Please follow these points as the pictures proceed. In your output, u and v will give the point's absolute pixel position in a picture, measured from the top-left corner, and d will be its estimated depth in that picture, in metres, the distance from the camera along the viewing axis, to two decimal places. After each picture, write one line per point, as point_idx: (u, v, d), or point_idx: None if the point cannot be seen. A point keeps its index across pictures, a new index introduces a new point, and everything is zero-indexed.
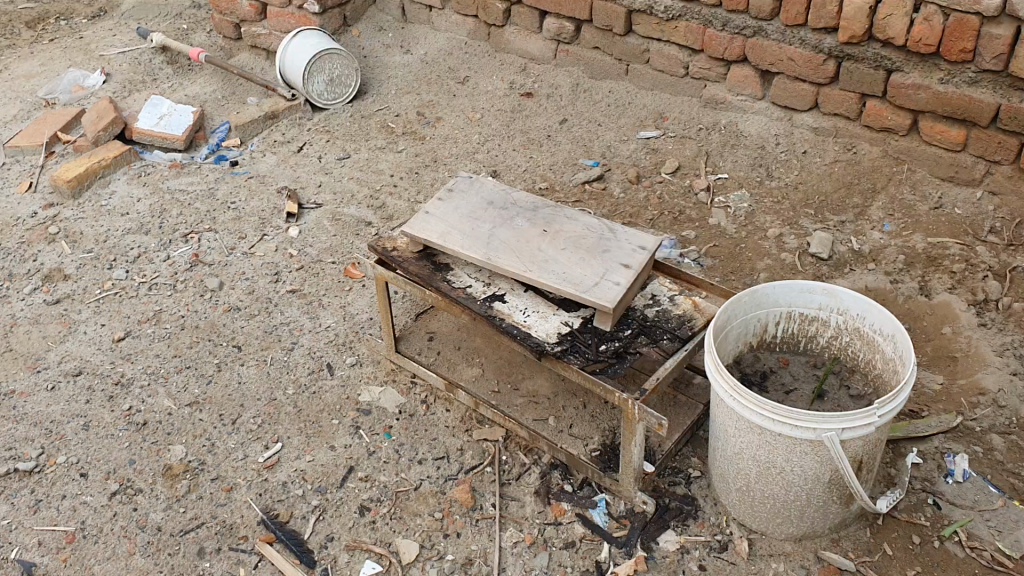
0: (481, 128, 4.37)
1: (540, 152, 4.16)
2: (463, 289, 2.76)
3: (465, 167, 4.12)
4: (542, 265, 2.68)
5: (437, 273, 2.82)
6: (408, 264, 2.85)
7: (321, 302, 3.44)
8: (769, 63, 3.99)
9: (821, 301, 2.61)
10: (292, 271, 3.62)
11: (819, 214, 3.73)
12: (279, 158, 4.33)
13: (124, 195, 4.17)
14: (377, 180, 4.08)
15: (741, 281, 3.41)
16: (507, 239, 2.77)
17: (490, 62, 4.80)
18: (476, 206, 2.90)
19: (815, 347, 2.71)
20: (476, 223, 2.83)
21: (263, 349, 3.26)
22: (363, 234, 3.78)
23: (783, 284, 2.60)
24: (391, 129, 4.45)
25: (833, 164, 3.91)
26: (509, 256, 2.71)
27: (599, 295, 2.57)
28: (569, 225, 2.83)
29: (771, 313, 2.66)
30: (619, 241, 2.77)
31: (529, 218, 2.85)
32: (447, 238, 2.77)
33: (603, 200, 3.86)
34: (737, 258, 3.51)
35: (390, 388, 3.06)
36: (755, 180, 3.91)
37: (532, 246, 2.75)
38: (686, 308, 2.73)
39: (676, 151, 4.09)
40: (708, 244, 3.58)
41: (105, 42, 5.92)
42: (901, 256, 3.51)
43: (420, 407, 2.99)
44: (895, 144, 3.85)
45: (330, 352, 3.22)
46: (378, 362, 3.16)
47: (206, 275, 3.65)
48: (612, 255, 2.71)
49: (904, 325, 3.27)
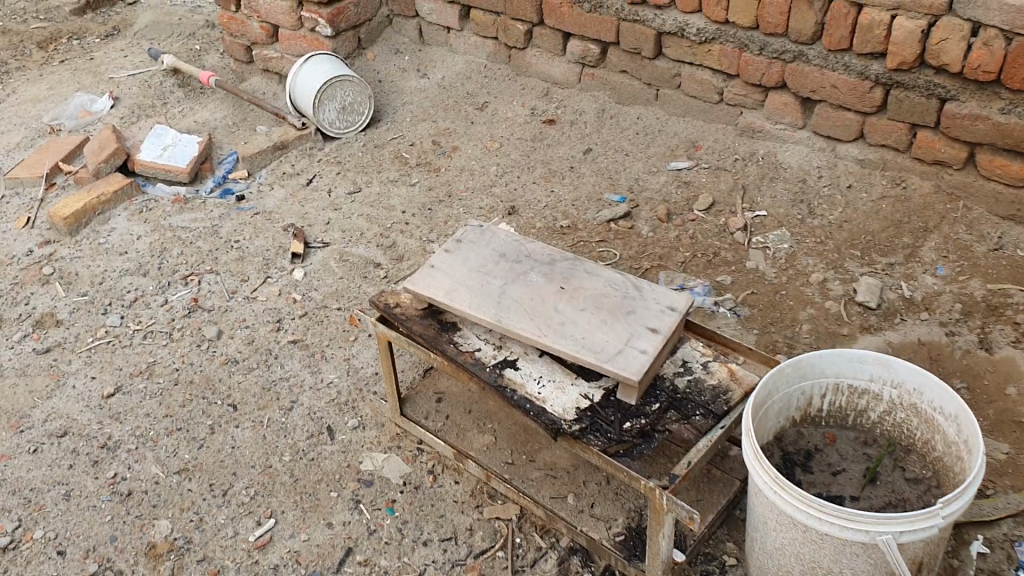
0: (500, 158, 4.11)
1: (563, 185, 3.88)
2: (472, 353, 2.49)
3: (482, 202, 3.85)
4: (559, 329, 2.40)
5: (443, 333, 2.56)
6: (412, 323, 2.59)
7: (324, 354, 3.18)
8: (810, 90, 3.70)
9: (873, 372, 2.31)
10: (294, 317, 3.36)
11: (866, 256, 3.42)
12: (287, 191, 4.10)
13: (123, 232, 3.95)
14: (389, 216, 3.83)
15: (782, 334, 3.12)
16: (521, 297, 2.50)
17: (511, 86, 4.55)
18: (487, 258, 2.63)
19: (865, 422, 2.41)
20: (486, 278, 2.56)
21: (260, 408, 3.01)
22: (372, 276, 3.51)
23: (830, 353, 2.31)
24: (405, 159, 4.21)
25: (880, 201, 3.61)
26: (522, 318, 2.44)
27: (622, 366, 2.29)
28: (590, 280, 2.55)
29: (815, 385, 2.37)
30: (646, 300, 2.48)
31: (545, 272, 2.58)
32: (454, 297, 2.51)
33: (630, 239, 3.54)
34: (776, 307, 3.22)
35: (394, 455, 2.81)
36: (796, 218, 3.60)
37: (548, 305, 2.47)
38: (722, 377, 2.45)
39: (710, 185, 3.79)
40: (744, 291, 3.28)
41: (116, 64, 5.72)
42: (958, 304, 3.20)
43: (427, 478, 2.73)
44: (949, 179, 3.56)
45: (331, 412, 2.96)
46: (382, 426, 2.90)
47: (204, 322, 3.41)
48: (637, 316, 2.43)
49: (963, 383, 2.96)
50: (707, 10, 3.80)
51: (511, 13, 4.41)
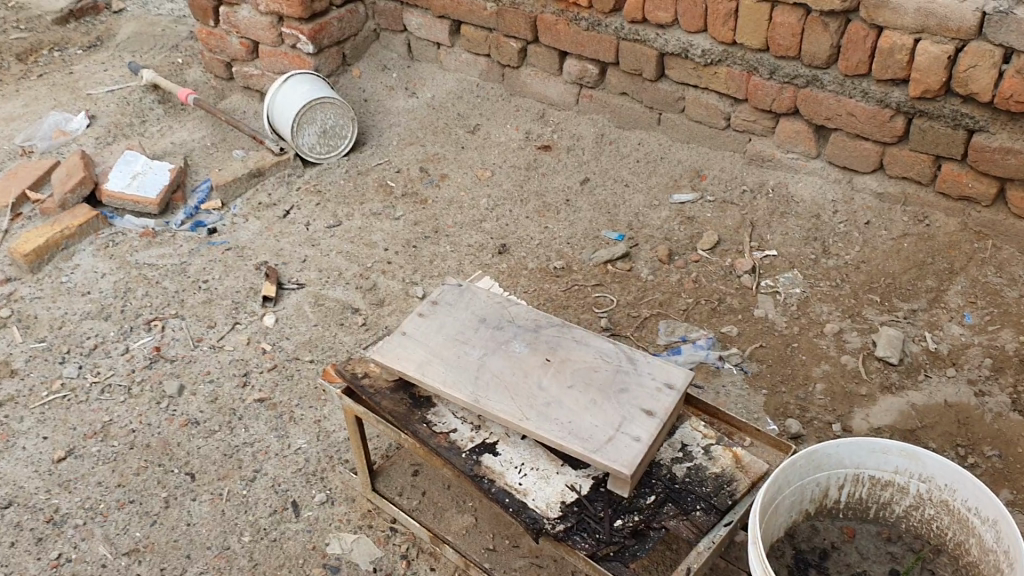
0: (491, 189, 3.83)
1: (558, 220, 3.60)
2: (446, 435, 2.21)
3: (470, 238, 3.57)
4: (542, 411, 2.12)
5: (415, 411, 2.28)
6: (380, 398, 2.31)
7: (293, 415, 2.91)
8: (825, 118, 3.42)
9: (898, 464, 2.04)
10: (262, 370, 3.09)
11: (886, 302, 3.15)
12: (262, 224, 3.83)
13: (87, 269, 3.68)
14: (370, 254, 3.56)
15: (793, 394, 2.84)
16: (501, 372, 2.21)
17: (505, 107, 4.28)
18: (465, 323, 2.34)
19: (889, 515, 2.13)
20: (463, 347, 2.28)
21: (220, 478, 2.74)
22: (348, 324, 3.24)
23: (850, 442, 2.03)
24: (389, 188, 3.94)
25: (901, 239, 3.33)
26: (501, 398, 2.15)
27: (612, 457, 2.02)
28: (580, 351, 2.27)
29: (832, 476, 2.09)
30: (640, 374, 2.20)
31: (529, 341, 2.29)
32: (427, 371, 2.22)
33: (628, 283, 3.25)
34: (788, 363, 2.93)
35: (364, 536, 2.54)
36: (809, 259, 3.32)
37: (531, 381, 2.19)
38: (726, 464, 2.16)
39: (716, 220, 3.51)
40: (753, 343, 3.00)
41: (95, 79, 5.46)
42: (988, 359, 2.92)
43: (399, 564, 2.46)
44: (977, 216, 3.29)
45: (297, 485, 2.70)
46: (353, 501, 2.64)
47: (166, 375, 3.14)
48: (630, 396, 2.15)
49: (994, 452, 2.68)
50: (713, 30, 3.50)
51: (504, 29, 4.13)
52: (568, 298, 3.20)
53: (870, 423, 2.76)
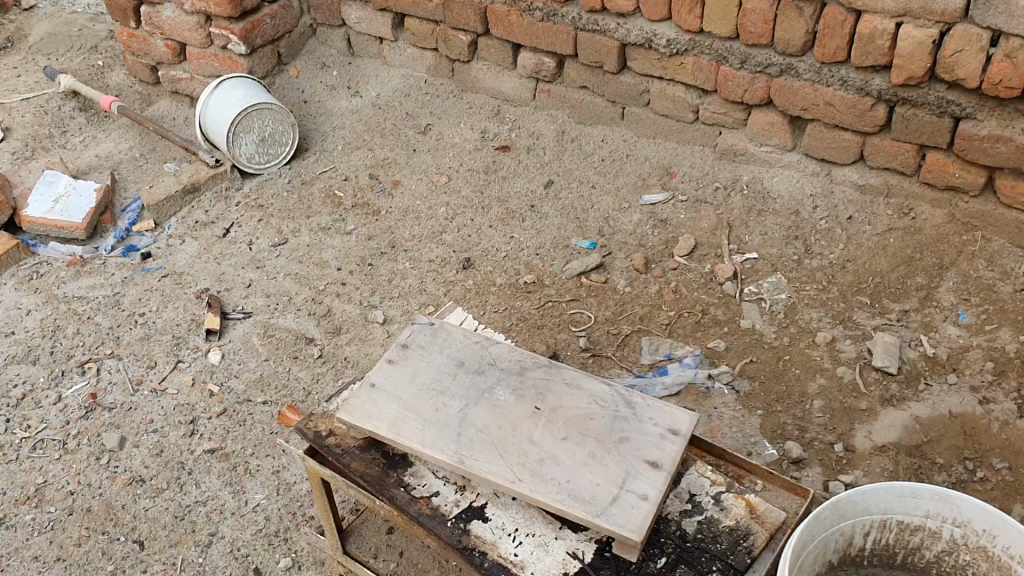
0: (449, 196, 3.58)
1: (523, 228, 3.36)
2: (428, 500, 1.98)
3: (431, 253, 3.31)
4: (536, 470, 1.89)
5: (390, 472, 2.04)
6: (350, 460, 2.06)
7: (249, 467, 2.65)
8: (801, 109, 3.22)
9: (930, 508, 1.87)
10: (211, 416, 2.81)
11: (876, 304, 2.98)
12: (201, 245, 3.51)
13: (9, 305, 3.32)
14: (321, 275, 3.27)
15: (789, 413, 2.65)
16: (486, 426, 1.97)
17: (456, 105, 4.01)
18: (440, 369, 2.09)
19: (917, 562, 1.96)
20: (441, 399, 2.03)
21: (172, 545, 2.47)
22: (303, 357, 2.96)
23: (878, 487, 1.86)
24: (338, 199, 3.65)
25: (886, 234, 3.16)
26: (488, 457, 1.92)
27: (619, 521, 1.81)
28: (571, 395, 2.03)
29: (858, 523, 1.91)
30: (641, 419, 1.98)
31: (514, 387, 2.05)
32: (401, 429, 1.97)
33: (605, 297, 3.03)
34: (782, 379, 2.74)
35: None
36: (792, 260, 3.13)
37: (520, 435, 1.96)
38: (739, 516, 1.96)
39: (690, 222, 3.30)
40: (742, 358, 2.80)
41: (6, 86, 5.03)
42: (989, 363, 2.77)
43: None
44: (964, 207, 3.12)
45: (258, 549, 2.44)
46: (322, 564, 2.39)
47: (105, 426, 2.83)
48: (632, 446, 1.93)
49: (1005, 464, 2.52)
50: (678, 18, 3.27)
51: (451, 22, 3.85)
52: (543, 318, 2.97)
53: (874, 441, 2.59)
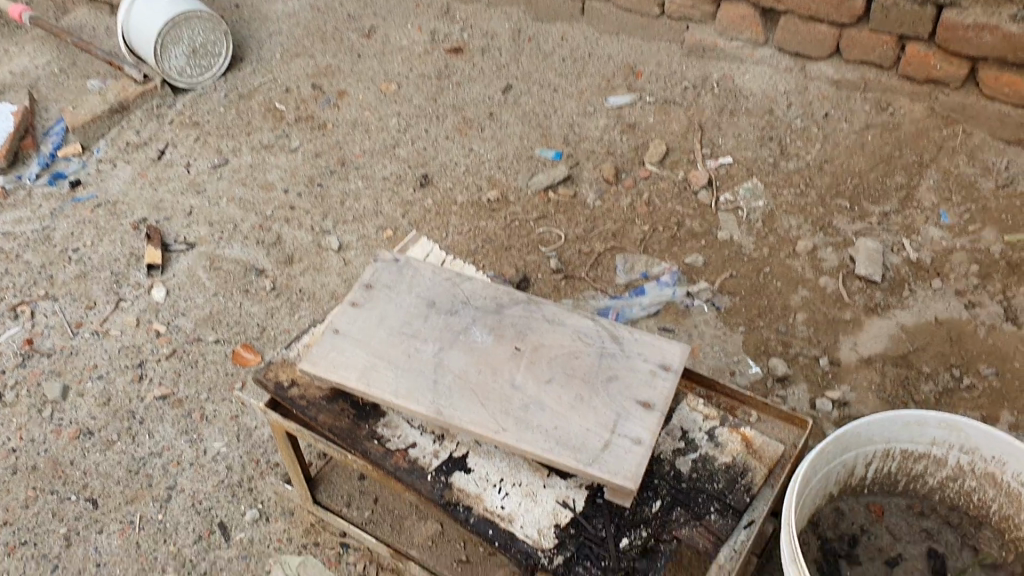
0: (400, 105, 3.34)
1: (483, 139, 3.15)
2: (405, 453, 1.84)
3: (385, 169, 3.10)
4: (520, 418, 1.75)
5: (362, 425, 1.89)
6: (316, 412, 1.90)
7: (205, 413, 2.48)
8: (775, 1, 3.02)
9: (936, 436, 1.77)
10: (160, 359, 2.62)
11: (856, 207, 2.84)
12: (134, 169, 3.25)
13: None
14: (267, 198, 3.04)
15: (772, 328, 2.54)
16: (463, 371, 1.82)
17: (402, 4, 3.73)
18: (410, 310, 1.92)
19: (920, 487, 1.88)
20: (413, 344, 1.86)
21: (128, 502, 2.31)
22: (254, 290, 2.76)
23: (882, 417, 1.75)
24: (280, 113, 3.39)
25: (864, 131, 3.02)
26: (468, 406, 1.77)
27: (613, 469, 1.68)
28: (553, 332, 1.88)
29: (860, 454, 1.81)
30: (629, 356, 1.84)
31: (491, 326, 1.89)
32: (372, 380, 1.81)
33: (574, 212, 2.87)
34: (763, 293, 2.62)
35: (312, 557, 2.18)
36: (767, 164, 2.98)
37: (501, 379, 1.81)
38: (736, 451, 1.85)
39: (660, 127, 3.12)
40: (722, 273, 2.67)
41: None
42: (974, 265, 2.66)
43: None
44: (945, 100, 2.96)
45: (222, 501, 2.30)
46: (292, 515, 2.26)
47: (45, 375, 2.62)
48: (621, 385, 1.80)
49: (993, 370, 2.44)
50: None
51: None
52: (509, 238, 2.81)
53: (860, 354, 2.50)
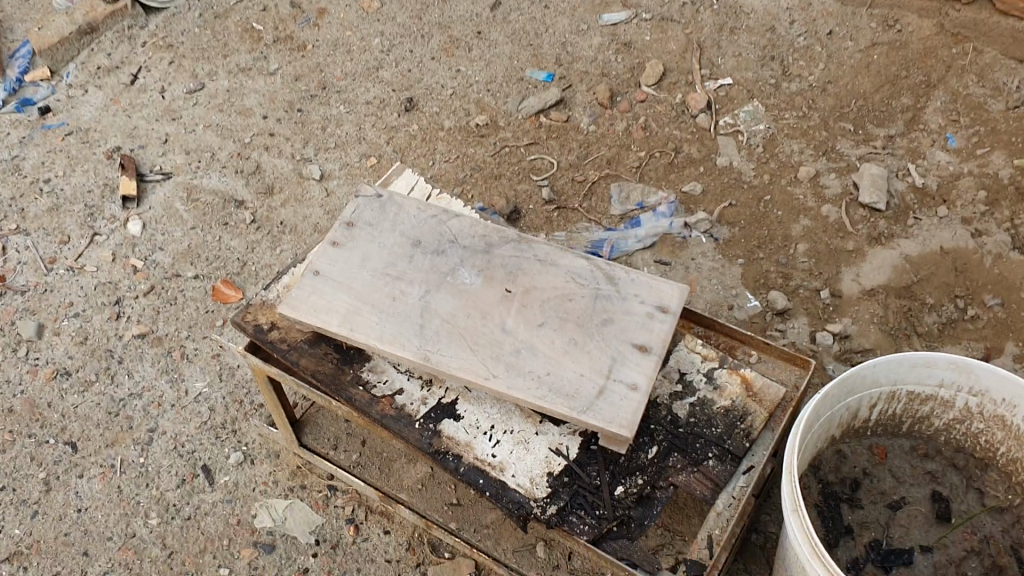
0: (384, 23, 3.17)
1: (470, 60, 3.01)
2: (391, 400, 1.76)
3: (368, 93, 2.96)
4: (511, 364, 1.68)
5: (346, 369, 1.81)
6: (298, 357, 1.82)
7: (185, 352, 2.40)
8: None
9: (944, 378, 1.69)
10: (137, 295, 2.52)
11: (860, 131, 2.73)
12: (106, 94, 3.09)
13: None
14: (246, 125, 2.91)
15: (772, 260, 2.46)
16: (451, 315, 1.74)
17: None
18: (394, 251, 1.82)
19: (926, 429, 1.82)
20: (398, 286, 1.78)
21: (109, 445, 2.25)
22: (234, 223, 2.65)
23: (889, 359, 1.66)
24: (257, 33, 3.22)
25: (870, 50, 2.88)
26: (457, 352, 1.70)
27: (608, 417, 1.62)
28: (545, 273, 1.80)
29: (865, 397, 1.74)
30: (625, 298, 1.76)
31: (480, 267, 1.80)
32: (355, 325, 1.73)
33: (567, 137, 2.76)
34: (763, 223, 2.52)
35: (299, 500, 2.13)
36: (769, 84, 2.85)
37: (492, 323, 1.73)
38: (735, 394, 1.78)
39: (656, 45, 2.97)
40: (720, 202, 2.57)
41: None
42: (981, 191, 2.55)
43: (347, 530, 2.08)
44: (956, 16, 2.90)
45: (205, 444, 2.24)
46: (278, 457, 2.20)
47: (18, 313, 2.52)
48: (617, 329, 1.72)
49: (998, 301, 2.36)
50: None
51: None
52: (499, 166, 2.70)
53: (862, 285, 2.41)
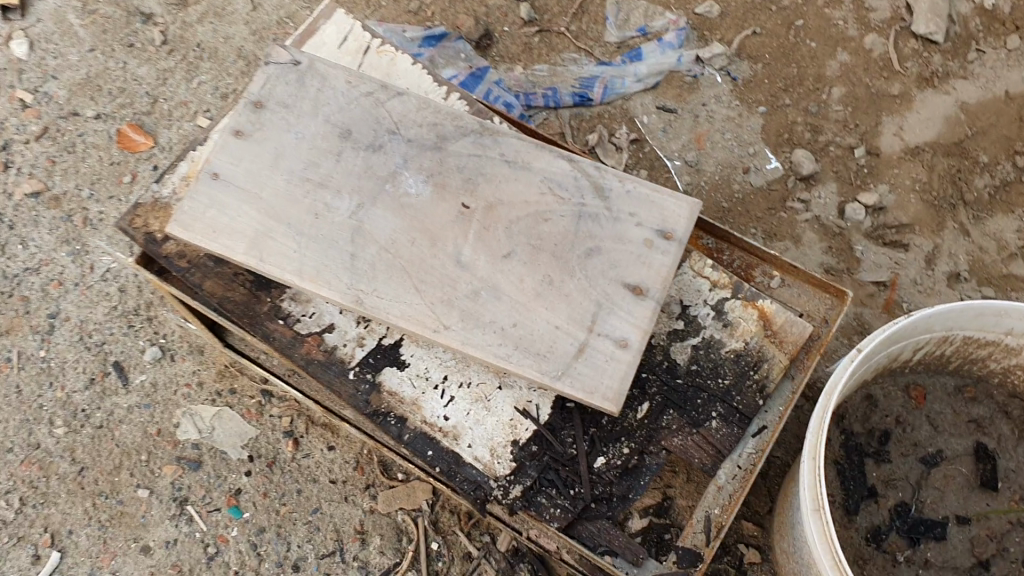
0: None
1: None
2: (319, 341, 1.41)
3: None
4: (467, 310, 1.31)
5: (262, 297, 1.44)
6: (200, 279, 1.44)
7: (89, 217, 2.00)
8: None
9: (1015, 329, 1.34)
10: (27, 139, 2.07)
11: None
12: None
13: None
14: None
15: (800, 108, 2.02)
16: (391, 240, 1.34)
17: None
18: (317, 145, 1.40)
19: (977, 370, 1.49)
20: (322, 197, 1.37)
21: (3, 334, 1.90)
22: (141, 45, 2.16)
23: (953, 308, 1.29)
24: None
25: None
26: (399, 292, 1.32)
27: (591, 387, 1.28)
28: (514, 180, 1.38)
29: (911, 343, 1.38)
30: (616, 217, 1.36)
31: (429, 171, 1.39)
32: (268, 252, 1.34)
33: None
34: (792, 58, 2.06)
35: (228, 409, 1.83)
36: None
37: (444, 252, 1.34)
38: (749, 334, 1.42)
39: None
40: (741, 29, 2.09)
41: None
42: None
43: (285, 446, 1.79)
44: None
45: (117, 335, 1.90)
46: (202, 353, 1.88)
47: None
48: (605, 262, 1.34)
49: None
50: None
51: None
52: None
53: (905, 142, 1.98)
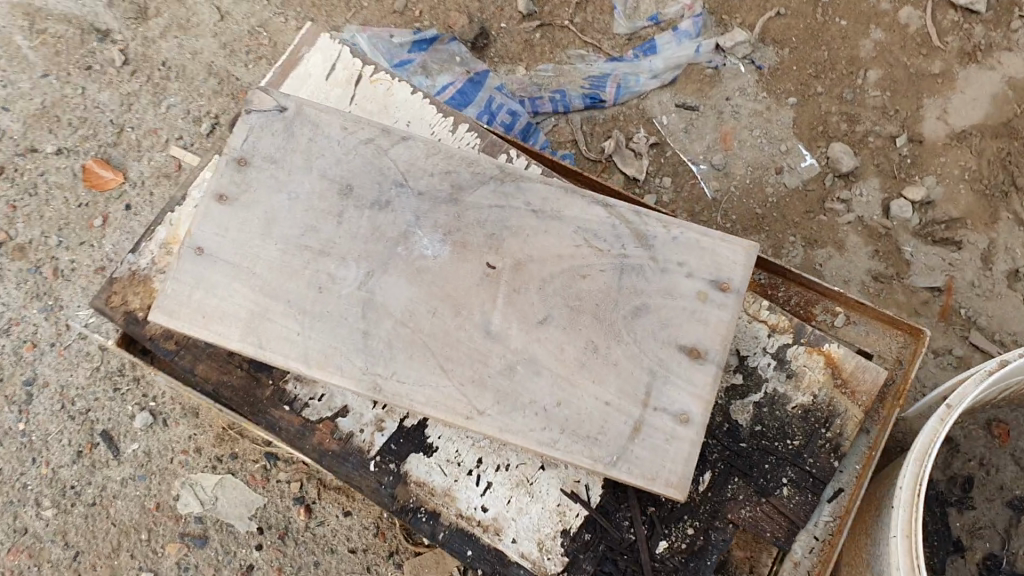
0: None
1: None
2: (331, 427, 1.25)
3: None
4: (503, 391, 1.14)
5: (263, 379, 1.27)
6: (192, 362, 1.27)
7: (58, 267, 1.79)
8: None
9: None
10: None
11: None
12: None
13: None
14: None
15: (834, 96, 1.83)
16: (409, 312, 1.17)
17: None
18: (314, 204, 1.20)
19: None
20: (325, 266, 1.18)
21: None
22: (99, 67, 1.92)
23: None
24: None
25: None
26: (423, 374, 1.15)
27: (653, 471, 1.12)
28: (543, 233, 1.20)
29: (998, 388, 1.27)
30: (666, 268, 1.18)
31: (446, 227, 1.20)
32: (267, 336, 1.16)
33: None
34: (821, 40, 1.86)
35: (230, 477, 1.67)
36: None
37: (471, 323, 1.16)
38: (817, 386, 1.26)
39: None
40: (764, 9, 1.88)
41: None
42: None
43: (297, 514, 1.65)
44: None
45: (102, 400, 1.71)
46: (198, 415, 1.70)
47: None
48: (657, 323, 1.16)
49: None
50: None
51: None
52: None
53: (949, 126, 1.79)
